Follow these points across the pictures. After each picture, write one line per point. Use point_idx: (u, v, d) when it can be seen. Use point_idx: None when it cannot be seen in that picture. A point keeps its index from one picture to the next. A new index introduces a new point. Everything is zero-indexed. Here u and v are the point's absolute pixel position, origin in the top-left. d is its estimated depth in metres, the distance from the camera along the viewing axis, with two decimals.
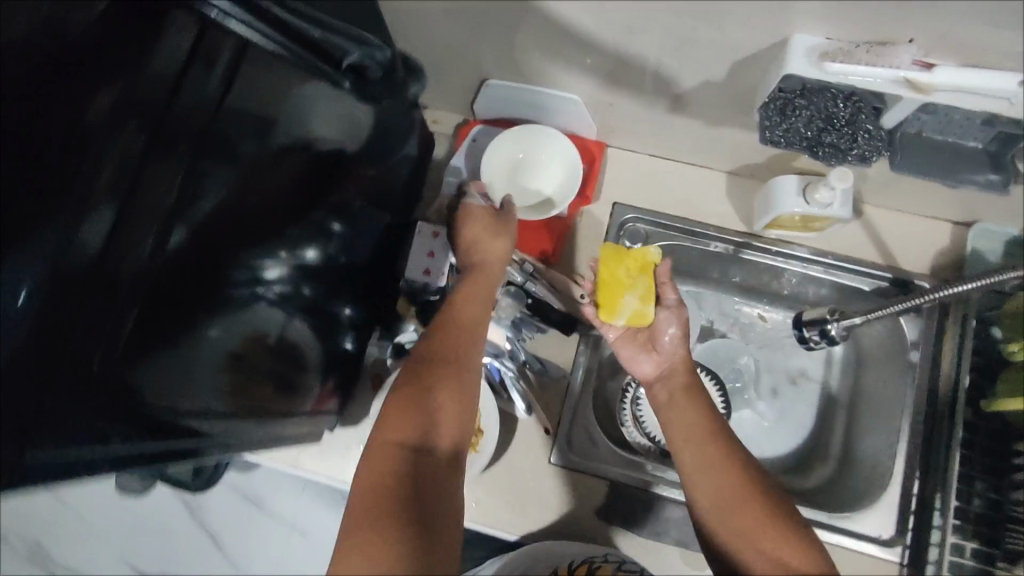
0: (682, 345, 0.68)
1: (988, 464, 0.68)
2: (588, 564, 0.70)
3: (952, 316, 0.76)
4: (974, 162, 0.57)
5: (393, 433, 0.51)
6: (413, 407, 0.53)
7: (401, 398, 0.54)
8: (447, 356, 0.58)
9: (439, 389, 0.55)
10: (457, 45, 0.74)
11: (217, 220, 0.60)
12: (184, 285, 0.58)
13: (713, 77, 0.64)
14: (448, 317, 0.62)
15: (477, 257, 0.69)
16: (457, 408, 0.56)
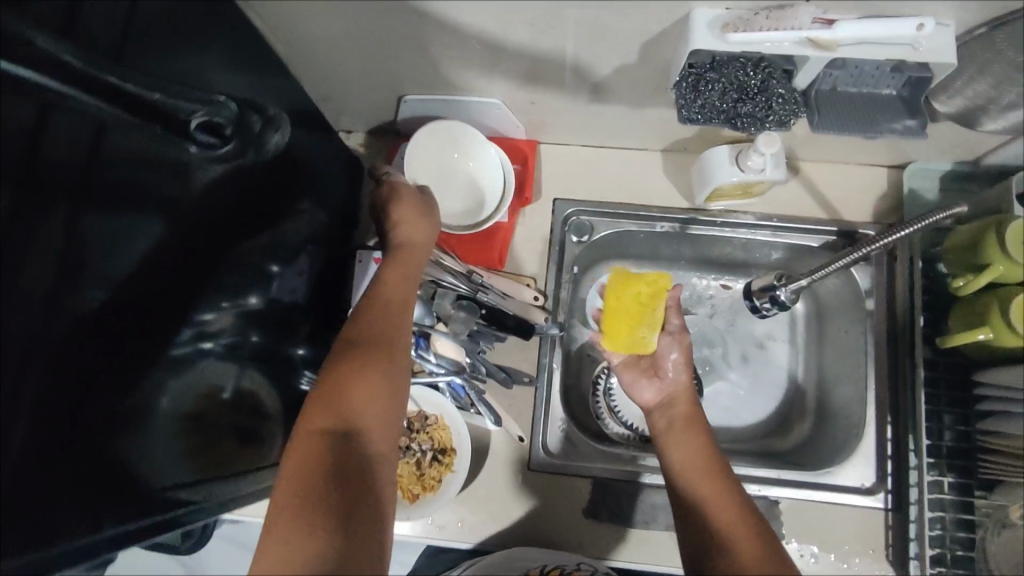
0: (684, 373, 0.68)
1: (951, 397, 0.70)
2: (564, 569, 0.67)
3: (899, 258, 0.77)
4: (891, 109, 0.57)
5: (320, 417, 0.51)
6: (341, 407, 0.51)
7: (327, 393, 0.52)
8: (378, 340, 0.56)
9: (365, 380, 0.53)
10: (365, 66, 0.71)
11: (145, 290, 0.54)
12: (130, 363, 0.53)
13: (626, 62, 0.63)
14: (376, 303, 0.59)
15: (402, 234, 0.66)
16: (384, 397, 0.54)
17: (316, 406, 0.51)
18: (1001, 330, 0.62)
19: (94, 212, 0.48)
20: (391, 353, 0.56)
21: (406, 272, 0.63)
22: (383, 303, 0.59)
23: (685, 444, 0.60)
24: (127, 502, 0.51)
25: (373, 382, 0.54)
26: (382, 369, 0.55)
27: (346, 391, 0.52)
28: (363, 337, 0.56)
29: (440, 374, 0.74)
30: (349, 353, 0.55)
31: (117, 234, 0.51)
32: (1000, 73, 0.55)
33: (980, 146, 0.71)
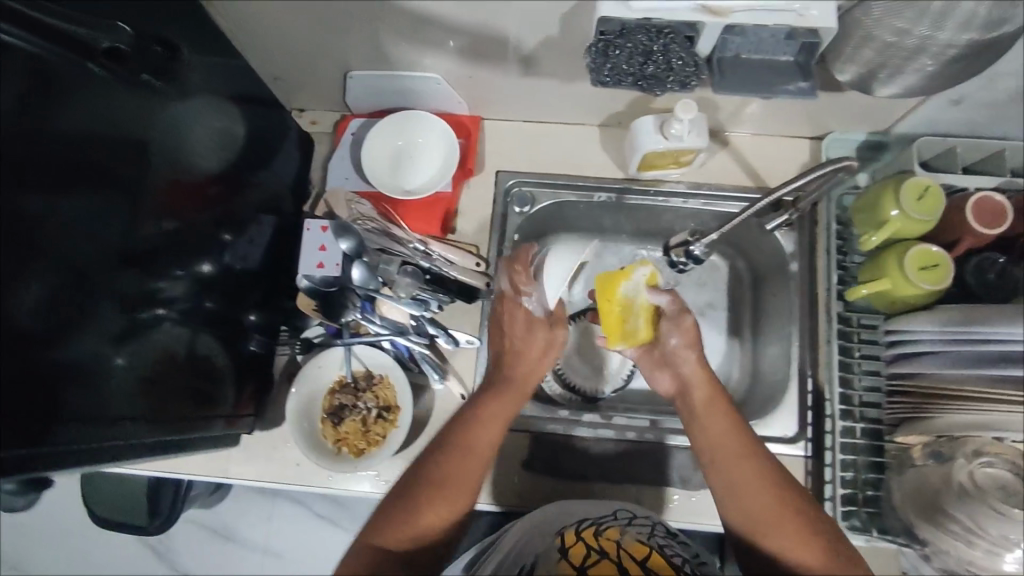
0: (692, 354, 0.68)
1: (862, 350, 0.76)
2: (593, 527, 0.60)
3: (819, 221, 0.82)
4: (787, 73, 0.62)
5: (372, 533, 0.59)
6: (426, 502, 0.61)
7: (414, 501, 0.61)
8: (439, 481, 0.62)
9: (449, 471, 0.63)
10: (309, 42, 0.75)
11: (99, 248, 0.57)
12: (89, 311, 0.57)
13: (550, 34, 0.67)
14: (468, 425, 0.66)
15: (524, 362, 0.74)
16: (478, 465, 0.64)
17: (407, 502, 0.61)
18: (896, 279, 0.68)
19: (46, 191, 0.52)
20: (490, 446, 0.66)
21: (491, 428, 0.67)
22: (490, 412, 0.68)
23: (715, 431, 0.62)
24: (76, 436, 0.54)
25: (456, 466, 0.63)
26: (471, 463, 0.64)
27: (428, 479, 0.62)
28: (450, 434, 0.66)
29: (383, 334, 0.78)
30: (447, 451, 0.64)
31: (69, 217, 0.54)
32: (884, 39, 0.59)
33: (887, 115, 0.76)
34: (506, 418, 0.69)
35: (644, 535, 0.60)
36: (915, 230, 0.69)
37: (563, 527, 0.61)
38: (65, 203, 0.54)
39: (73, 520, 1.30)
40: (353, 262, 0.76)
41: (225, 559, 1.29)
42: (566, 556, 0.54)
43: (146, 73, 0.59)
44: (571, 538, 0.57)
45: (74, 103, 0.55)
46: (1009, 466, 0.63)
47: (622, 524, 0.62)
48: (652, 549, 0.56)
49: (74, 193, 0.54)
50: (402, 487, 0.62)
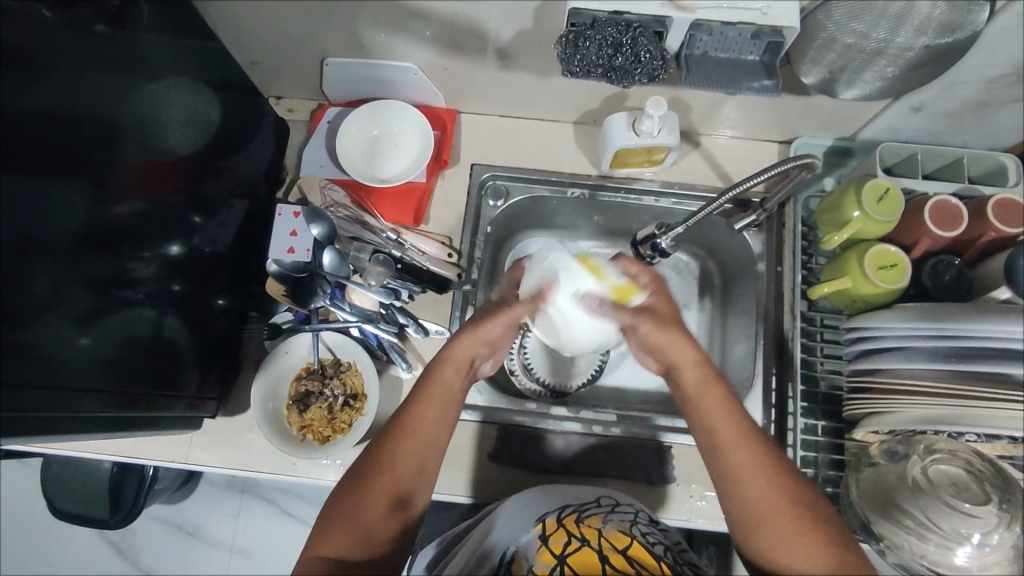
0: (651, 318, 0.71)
1: (825, 348, 0.78)
2: (576, 515, 0.61)
3: (787, 222, 0.84)
4: (752, 72, 0.64)
5: (320, 545, 0.55)
6: (374, 496, 0.56)
7: (357, 499, 0.56)
8: (392, 455, 0.58)
9: (398, 470, 0.58)
10: (288, 30, 0.75)
11: (72, 226, 0.57)
12: (59, 289, 0.56)
13: (523, 27, 0.68)
14: (413, 415, 0.60)
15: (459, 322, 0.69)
16: (428, 458, 0.59)
17: (354, 501, 0.56)
18: (857, 277, 0.70)
19: (25, 171, 0.52)
20: (436, 439, 0.60)
21: (436, 399, 0.61)
22: (435, 385, 0.62)
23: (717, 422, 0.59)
24: (25, 408, 0.54)
25: (411, 462, 0.58)
26: (422, 458, 0.59)
27: (380, 475, 0.57)
28: (387, 432, 0.60)
29: (353, 321, 0.77)
30: (394, 438, 0.59)
31: (51, 198, 0.54)
32: (845, 41, 0.61)
33: (853, 121, 0.79)
34: (451, 398, 0.63)
35: (627, 523, 0.61)
36: (877, 231, 0.71)
37: (545, 514, 0.63)
38: (33, 185, 0.53)
39: (34, 516, 1.27)
40: (324, 248, 0.77)
41: (188, 556, 1.26)
42: (546, 543, 0.57)
43: (99, 23, 0.58)
44: (553, 525, 0.59)
45: (46, 89, 0.53)
46: (962, 464, 0.65)
47: (606, 511, 0.63)
48: (634, 539, 0.57)
49: (40, 164, 0.53)
50: (348, 487, 0.57)
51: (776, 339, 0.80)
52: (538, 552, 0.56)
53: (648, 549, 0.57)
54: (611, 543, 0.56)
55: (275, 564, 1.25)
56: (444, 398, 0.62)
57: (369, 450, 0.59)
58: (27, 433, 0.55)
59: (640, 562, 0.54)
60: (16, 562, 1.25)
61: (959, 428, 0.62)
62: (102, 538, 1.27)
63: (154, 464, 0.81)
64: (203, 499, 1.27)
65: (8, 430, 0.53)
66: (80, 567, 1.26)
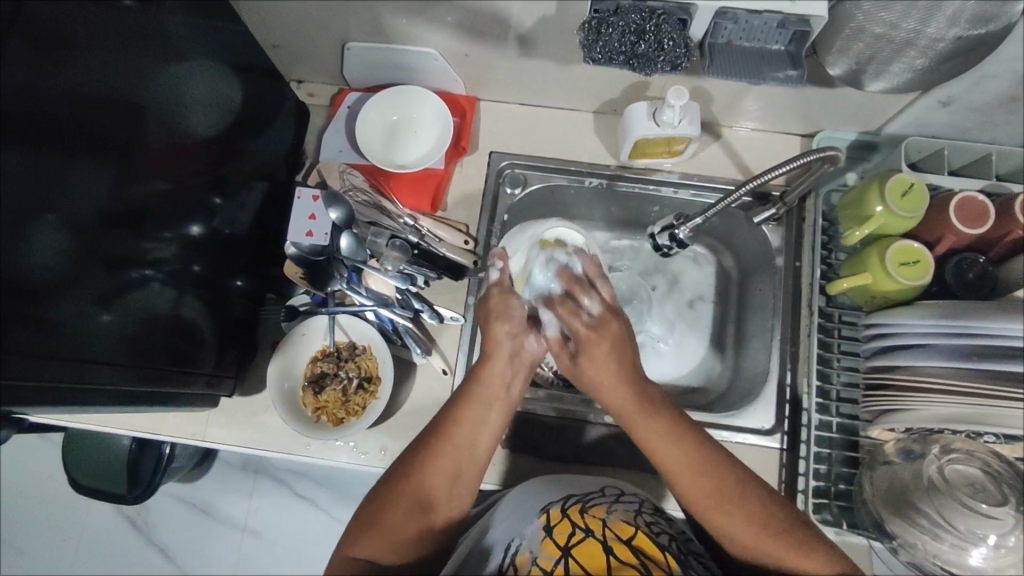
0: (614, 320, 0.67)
1: (842, 345, 0.77)
2: (580, 504, 0.61)
3: (807, 216, 0.83)
4: (777, 62, 0.63)
5: (352, 545, 0.57)
6: (409, 497, 0.59)
7: (392, 500, 0.59)
8: (429, 462, 0.60)
9: (434, 473, 0.60)
10: (311, 14, 0.76)
11: (95, 203, 0.58)
12: (81, 264, 0.57)
13: (545, 14, 0.68)
14: (453, 421, 0.62)
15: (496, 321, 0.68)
16: (464, 464, 0.61)
17: (387, 502, 0.59)
18: (879, 272, 0.69)
19: (51, 147, 0.53)
20: (475, 444, 0.62)
21: (478, 407, 0.63)
22: (480, 394, 0.64)
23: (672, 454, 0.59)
24: (47, 381, 0.55)
25: (446, 470, 0.60)
26: (461, 461, 0.61)
27: (413, 479, 0.59)
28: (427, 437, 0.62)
29: (367, 305, 0.78)
30: (433, 445, 0.61)
31: (77, 174, 0.55)
32: (874, 31, 0.60)
33: (879, 115, 0.77)
34: (493, 402, 0.64)
35: (632, 512, 0.61)
36: (899, 227, 0.70)
37: (550, 503, 0.63)
38: (62, 159, 0.54)
39: (54, 489, 1.30)
40: (341, 231, 0.76)
41: (203, 533, 1.28)
42: (550, 535, 0.57)
43: (123, 2, 0.58)
44: (558, 516, 0.59)
45: (71, 67, 0.54)
46: (980, 464, 0.64)
47: (610, 501, 0.63)
48: (637, 529, 0.58)
49: (68, 139, 0.54)
50: (383, 490, 0.60)
51: (792, 334, 0.80)
52: (541, 544, 0.56)
53: (654, 539, 0.57)
54: (615, 533, 0.57)
55: (287, 543, 1.27)
56: (486, 401, 0.64)
57: (407, 456, 0.62)
58: (46, 404, 0.56)
59: (644, 552, 0.55)
60: (36, 535, 1.29)
61: (978, 426, 0.61)
62: (119, 513, 1.30)
63: (170, 440, 0.83)
64: (218, 479, 1.29)
65: (30, 402, 0.54)
66: (98, 539, 1.29)
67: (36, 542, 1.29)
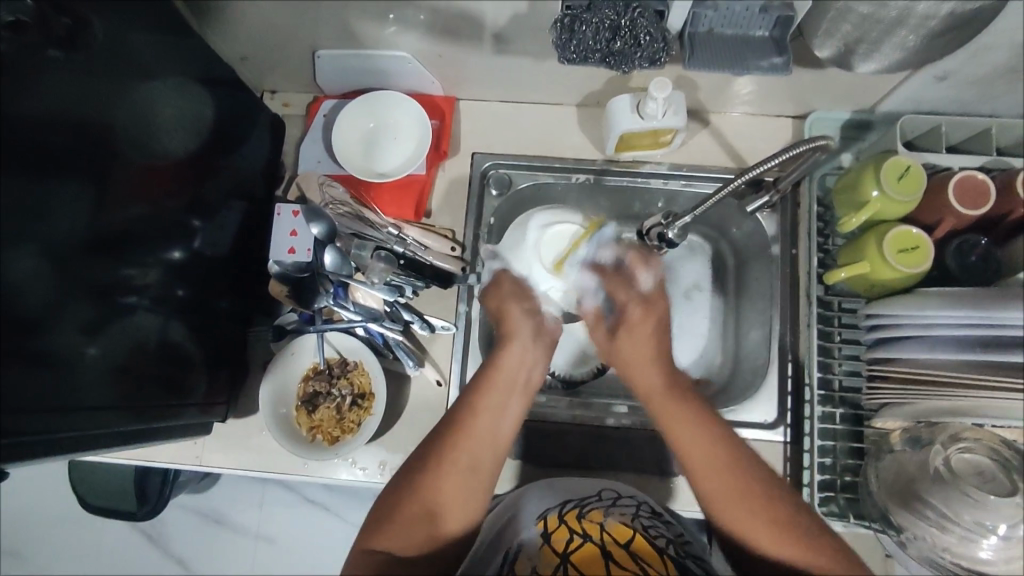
0: (658, 288, 0.71)
1: (843, 334, 0.75)
2: (577, 510, 0.60)
3: (802, 203, 0.80)
4: (761, 50, 0.60)
5: (371, 537, 0.55)
6: (428, 489, 0.57)
7: (411, 493, 0.57)
8: (453, 447, 0.59)
9: (455, 461, 0.59)
10: (276, 23, 0.73)
11: (66, 234, 0.55)
12: (55, 295, 0.55)
13: (518, 10, 0.65)
14: (473, 409, 0.62)
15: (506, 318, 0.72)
16: (485, 457, 0.60)
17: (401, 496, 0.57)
18: (874, 261, 0.66)
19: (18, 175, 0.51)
20: (494, 443, 0.61)
21: (495, 394, 0.63)
22: (496, 381, 0.64)
23: (688, 436, 0.58)
24: (37, 423, 0.53)
25: (468, 458, 0.59)
26: (482, 451, 0.60)
27: (435, 468, 0.58)
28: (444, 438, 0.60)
29: (357, 320, 0.77)
30: (456, 433, 0.60)
31: (43, 204, 0.53)
32: (861, 12, 0.57)
33: (871, 93, 0.74)
34: (512, 387, 0.65)
35: (629, 515, 0.60)
36: (895, 211, 0.67)
37: (547, 509, 0.62)
38: (37, 189, 0.52)
39: (65, 511, 1.30)
40: (324, 247, 0.77)
41: (215, 544, 1.29)
42: (548, 542, 0.56)
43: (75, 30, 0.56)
44: (555, 522, 0.59)
45: (33, 96, 0.52)
46: (987, 452, 0.63)
47: (607, 505, 0.62)
48: (635, 532, 0.57)
49: (49, 175, 0.53)
50: (404, 480, 0.58)
51: (791, 324, 0.78)
52: (539, 551, 0.55)
53: (651, 542, 0.56)
54: (613, 537, 0.56)
55: (299, 548, 1.28)
56: (505, 388, 0.64)
57: (429, 442, 0.61)
58: (43, 452, 0.55)
59: (642, 555, 0.54)
60: (52, 553, 1.30)
61: (972, 420, 0.60)
62: (132, 529, 1.31)
63: (167, 467, 0.82)
64: (227, 490, 1.30)
65: (30, 448, 0.53)
66: (113, 556, 1.30)
67: (51, 559, 1.30)
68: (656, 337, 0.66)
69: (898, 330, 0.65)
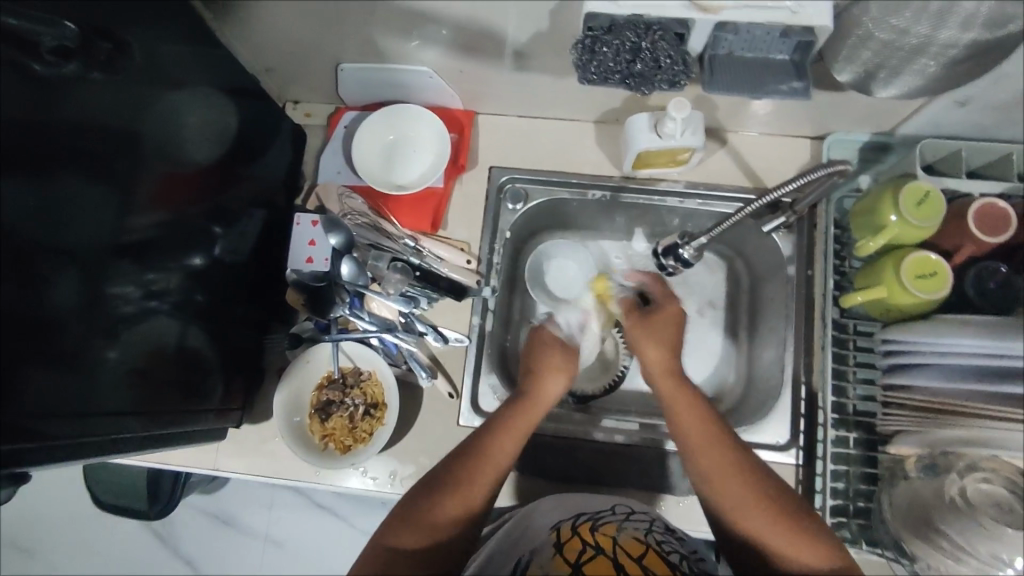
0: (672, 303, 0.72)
1: (858, 357, 0.74)
2: (590, 522, 0.60)
3: (818, 224, 0.80)
4: (781, 74, 0.60)
5: (390, 533, 0.57)
6: (452, 492, 0.59)
7: (435, 493, 0.58)
8: (480, 458, 0.61)
9: (480, 470, 0.60)
10: (300, 36, 0.74)
11: (88, 239, 0.57)
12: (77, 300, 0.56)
13: (539, 29, 0.66)
14: (500, 427, 0.63)
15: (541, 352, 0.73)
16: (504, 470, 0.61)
17: (433, 501, 0.58)
18: (892, 286, 0.66)
19: (42, 182, 0.52)
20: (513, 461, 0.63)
21: (521, 417, 0.65)
22: (522, 407, 0.66)
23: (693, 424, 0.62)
24: (58, 428, 0.54)
25: (490, 471, 0.61)
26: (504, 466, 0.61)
27: (463, 473, 0.60)
28: (478, 459, 0.61)
29: (372, 331, 0.77)
30: (481, 446, 0.62)
31: (65, 211, 0.54)
32: (880, 39, 0.57)
33: (890, 117, 0.74)
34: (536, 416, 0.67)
35: (642, 530, 0.60)
36: (913, 237, 0.67)
37: (559, 522, 0.62)
38: (61, 196, 0.54)
39: (78, 507, 1.32)
40: (342, 257, 0.77)
41: (223, 545, 1.30)
42: (560, 552, 0.56)
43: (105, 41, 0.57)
44: (568, 534, 0.59)
45: (61, 110, 0.53)
46: (1004, 483, 0.61)
47: (621, 519, 0.62)
48: (648, 547, 0.57)
49: (58, 177, 0.53)
50: (430, 484, 0.59)
51: (806, 347, 0.78)
52: (551, 562, 0.55)
53: (665, 558, 0.56)
54: (625, 550, 0.56)
55: (307, 552, 1.28)
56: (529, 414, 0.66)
57: (456, 452, 0.62)
58: (55, 462, 0.54)
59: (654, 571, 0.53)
60: (64, 548, 1.32)
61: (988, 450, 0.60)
62: (142, 527, 1.32)
63: (181, 470, 0.83)
64: (236, 492, 1.31)
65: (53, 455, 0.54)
66: (123, 553, 1.31)
67: (62, 555, 1.31)
68: (670, 330, 0.70)
69: (909, 355, 0.65)
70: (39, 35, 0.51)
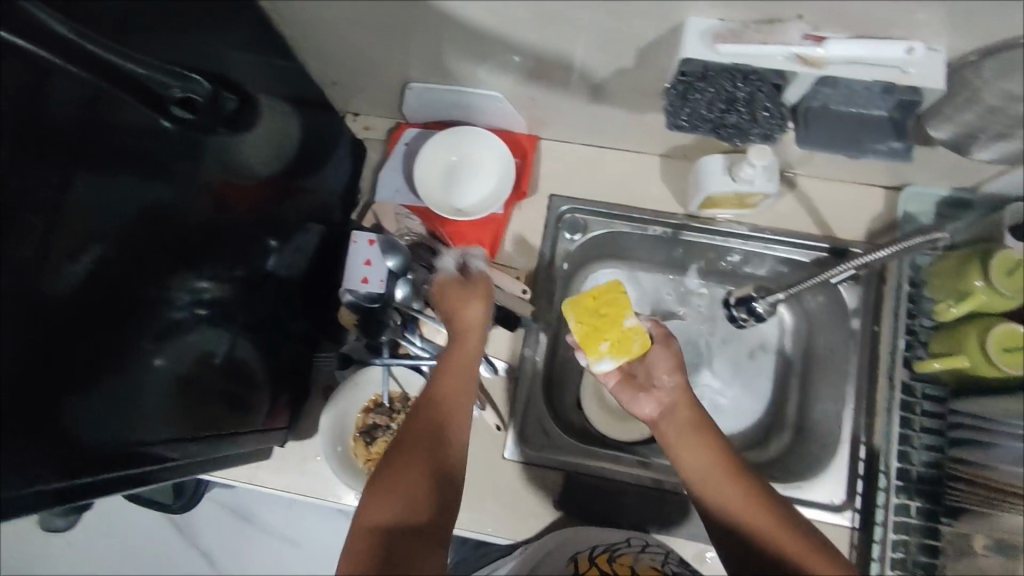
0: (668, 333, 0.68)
1: (925, 423, 0.71)
2: (606, 552, 0.64)
3: (888, 279, 0.78)
4: (879, 132, 0.58)
5: (370, 512, 0.49)
6: (416, 450, 0.53)
7: (401, 461, 0.52)
8: (440, 426, 0.56)
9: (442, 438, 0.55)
10: (373, 52, 0.73)
11: (148, 250, 0.52)
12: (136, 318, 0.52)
13: (624, 64, 0.63)
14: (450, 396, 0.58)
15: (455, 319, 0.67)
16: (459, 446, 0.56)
17: (402, 464, 0.52)
18: (974, 356, 0.64)
19: (109, 182, 0.47)
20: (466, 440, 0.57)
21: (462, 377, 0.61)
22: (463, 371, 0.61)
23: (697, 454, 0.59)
24: (111, 459, 0.50)
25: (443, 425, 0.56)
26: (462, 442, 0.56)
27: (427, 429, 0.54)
28: (427, 426, 0.55)
29: (424, 357, 0.76)
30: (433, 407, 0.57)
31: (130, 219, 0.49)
32: (989, 103, 0.55)
33: (977, 176, 0.71)
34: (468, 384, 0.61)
35: (657, 561, 0.65)
36: (1000, 305, 0.64)
37: (576, 550, 0.66)
38: (128, 202, 0.49)
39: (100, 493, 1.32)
40: (397, 279, 0.76)
41: (240, 543, 1.30)
42: None
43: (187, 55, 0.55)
44: (585, 562, 0.62)
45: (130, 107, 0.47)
46: None
47: (635, 551, 0.66)
48: None
49: (120, 183, 0.47)
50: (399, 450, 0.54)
51: (868, 408, 0.75)
52: None
53: None
54: None
55: (323, 557, 1.28)
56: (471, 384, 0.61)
57: (409, 423, 0.56)
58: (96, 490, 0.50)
59: None
60: (82, 533, 1.32)
61: None
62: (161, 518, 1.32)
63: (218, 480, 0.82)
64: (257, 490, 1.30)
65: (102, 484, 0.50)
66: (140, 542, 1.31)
67: (82, 539, 1.32)
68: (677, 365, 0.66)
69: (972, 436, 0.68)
70: (167, 86, 0.50)
